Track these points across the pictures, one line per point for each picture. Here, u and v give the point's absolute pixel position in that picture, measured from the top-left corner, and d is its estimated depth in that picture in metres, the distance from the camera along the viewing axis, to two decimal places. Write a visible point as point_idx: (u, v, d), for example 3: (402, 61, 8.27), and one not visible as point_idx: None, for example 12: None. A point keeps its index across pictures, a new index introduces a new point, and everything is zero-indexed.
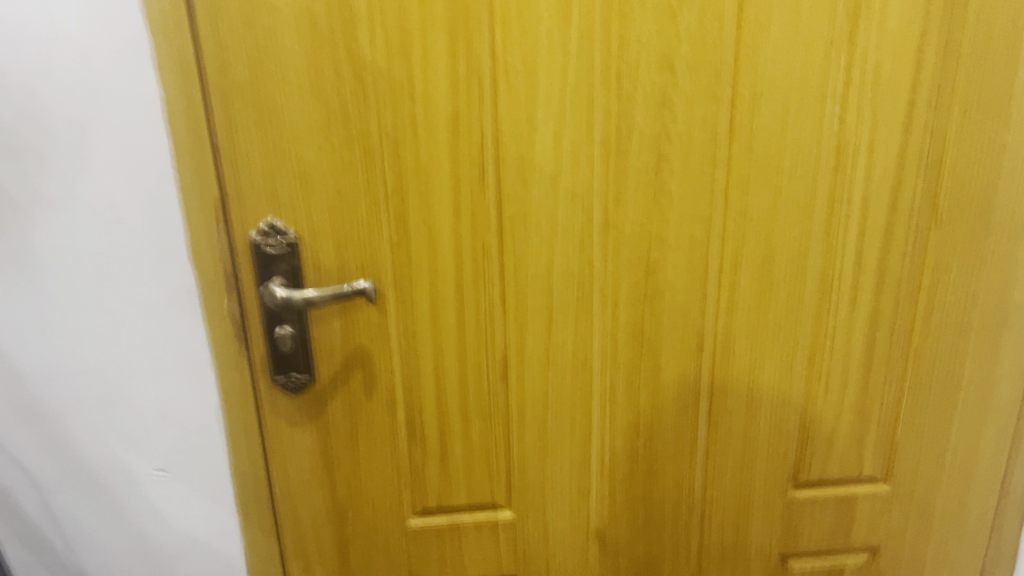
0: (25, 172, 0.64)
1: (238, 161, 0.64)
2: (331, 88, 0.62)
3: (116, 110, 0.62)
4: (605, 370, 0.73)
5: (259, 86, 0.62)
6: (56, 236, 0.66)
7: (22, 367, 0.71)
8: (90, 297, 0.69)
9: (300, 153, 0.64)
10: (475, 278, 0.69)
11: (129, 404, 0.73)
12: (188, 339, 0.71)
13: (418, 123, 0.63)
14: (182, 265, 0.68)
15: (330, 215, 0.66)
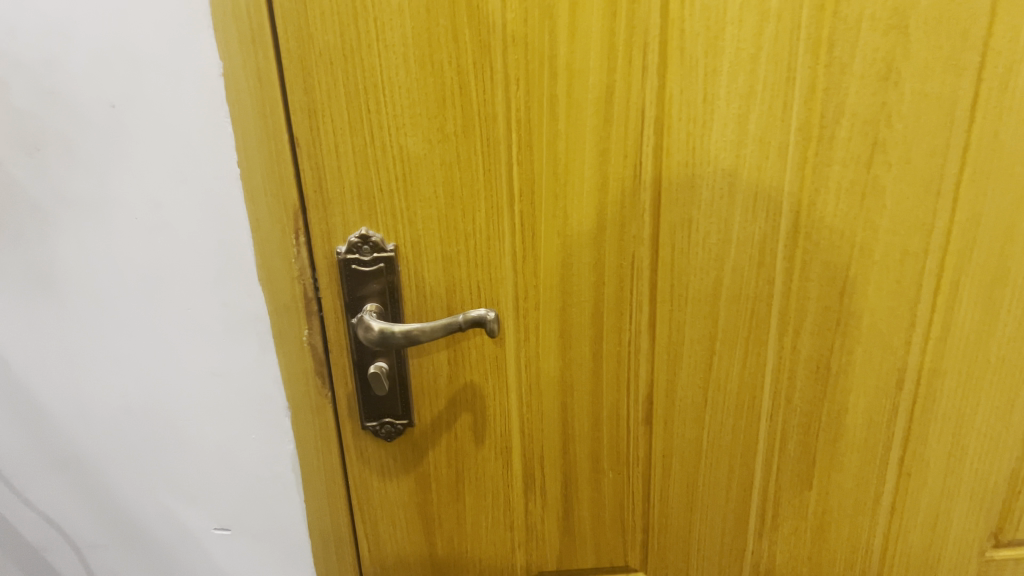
0: (47, 167, 0.51)
1: (323, 158, 0.49)
2: (446, 59, 0.46)
3: (157, 87, 0.48)
4: (776, 412, 0.58)
5: (352, 57, 0.46)
6: (87, 246, 0.53)
7: (49, 408, 0.60)
8: (131, 322, 0.56)
9: (404, 144, 0.49)
10: (620, 303, 0.54)
11: (181, 448, 0.61)
12: (256, 373, 0.58)
13: (559, 105, 0.48)
14: (249, 287, 0.54)
15: (439, 223, 0.51)
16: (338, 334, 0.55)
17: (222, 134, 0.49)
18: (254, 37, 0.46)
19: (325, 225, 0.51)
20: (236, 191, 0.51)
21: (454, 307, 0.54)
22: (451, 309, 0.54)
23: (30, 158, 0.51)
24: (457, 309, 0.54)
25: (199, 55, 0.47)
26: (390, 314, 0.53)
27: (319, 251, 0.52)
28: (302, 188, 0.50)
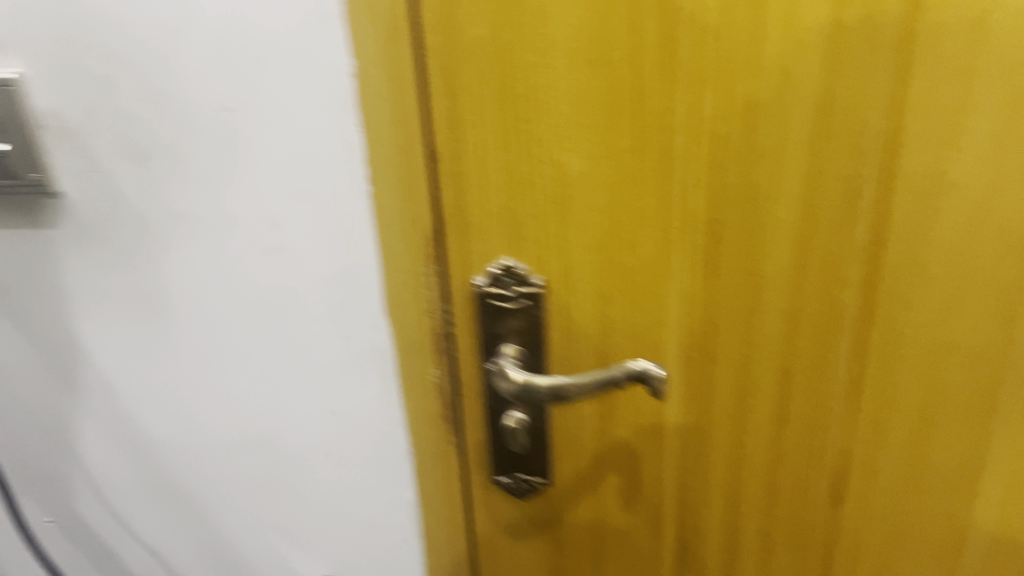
0: (155, 178, 0.46)
1: (467, 174, 0.41)
2: (621, 58, 0.37)
3: (282, 91, 0.41)
4: (1006, 503, 0.46)
5: (508, 53, 0.37)
6: (199, 271, 0.48)
7: (158, 440, 0.57)
8: (245, 355, 0.51)
9: (563, 157, 0.40)
10: (817, 356, 0.44)
11: (292, 491, 0.56)
12: (374, 415, 0.52)
13: (759, 116, 0.38)
14: (373, 318, 0.48)
15: (598, 252, 0.42)
16: (472, 377, 0.47)
17: (350, 145, 0.43)
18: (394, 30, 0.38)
19: (462, 252, 0.43)
20: (363, 211, 0.44)
21: (607, 352, 0.45)
22: (604, 354, 0.45)
23: (137, 167, 0.45)
24: (611, 356, 0.45)
25: (328, 52, 0.40)
26: (531, 359, 0.45)
27: (455, 282, 0.44)
28: (439, 209, 0.42)
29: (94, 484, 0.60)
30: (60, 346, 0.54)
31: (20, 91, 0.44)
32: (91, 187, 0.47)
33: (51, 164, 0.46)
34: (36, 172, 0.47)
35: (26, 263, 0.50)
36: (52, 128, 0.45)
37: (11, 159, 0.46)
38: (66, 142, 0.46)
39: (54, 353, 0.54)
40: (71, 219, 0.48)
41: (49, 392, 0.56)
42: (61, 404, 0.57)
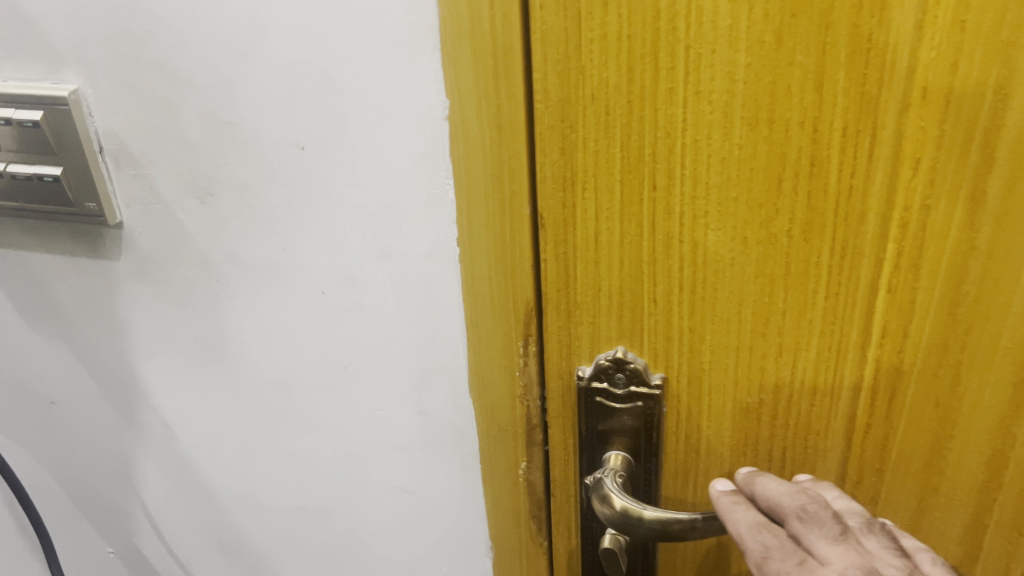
0: (219, 217, 0.39)
1: (575, 247, 0.32)
2: (794, 119, 0.28)
3: (361, 129, 0.34)
4: None
5: (641, 102, 0.29)
6: (265, 322, 0.42)
7: (219, 491, 0.51)
8: (313, 421, 0.45)
9: (702, 237, 0.31)
10: (1013, 539, 0.32)
11: (359, 564, 0.50)
12: (455, 503, 0.43)
13: (985, 210, 0.27)
14: (457, 399, 0.40)
15: (738, 356, 0.33)
16: (567, 478, 0.39)
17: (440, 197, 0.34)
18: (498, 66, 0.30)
19: (566, 339, 0.35)
20: (450, 277, 0.36)
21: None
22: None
23: (200, 204, 0.40)
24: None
25: (418, 87, 0.32)
26: (643, 469, 0.37)
27: (551, 369, 0.36)
28: (539, 286, 0.34)
29: (155, 526, 0.55)
30: (121, 382, 0.49)
31: (73, 110, 0.39)
32: (150, 221, 0.41)
33: (109, 192, 0.41)
34: (92, 202, 0.41)
35: (88, 294, 0.46)
36: (110, 153, 0.40)
37: (66, 185, 0.41)
38: (125, 169, 0.40)
39: (116, 389, 0.49)
40: (131, 252, 0.43)
41: (110, 429, 0.52)
42: (122, 443, 0.52)
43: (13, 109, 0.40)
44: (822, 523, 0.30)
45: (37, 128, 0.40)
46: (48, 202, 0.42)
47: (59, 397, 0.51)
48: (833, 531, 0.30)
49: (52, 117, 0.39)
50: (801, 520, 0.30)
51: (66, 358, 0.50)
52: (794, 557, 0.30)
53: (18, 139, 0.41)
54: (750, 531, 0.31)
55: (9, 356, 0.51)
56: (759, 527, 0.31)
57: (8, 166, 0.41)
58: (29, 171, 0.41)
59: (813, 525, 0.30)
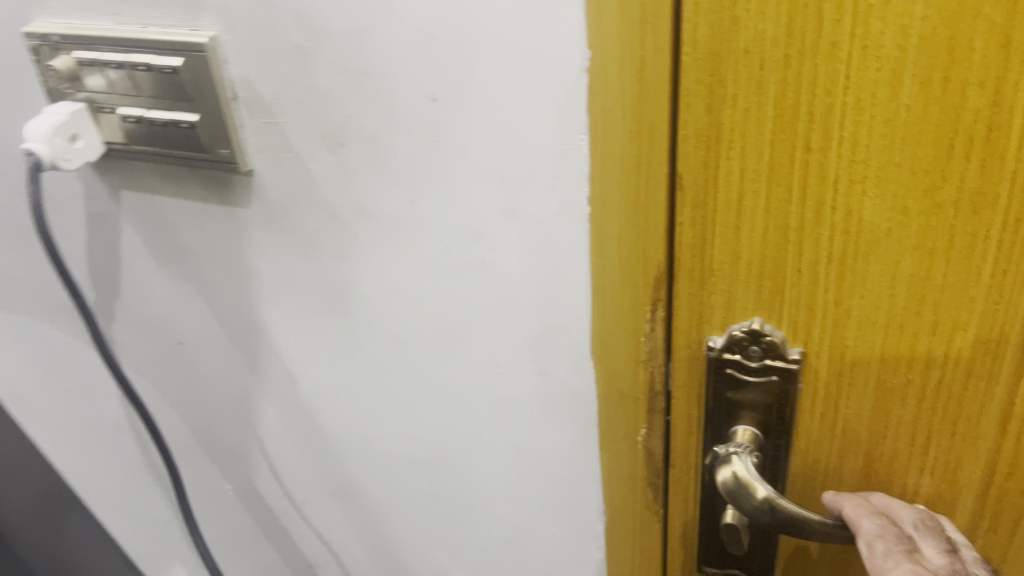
0: (347, 167, 0.39)
1: (715, 211, 0.31)
2: (973, 80, 0.25)
3: (497, 80, 0.33)
4: None
5: (800, 57, 0.27)
6: (389, 275, 0.42)
7: (334, 438, 0.52)
8: (430, 377, 0.45)
9: (858, 205, 0.29)
10: None
11: (469, 519, 0.50)
12: (572, 465, 0.43)
13: None
14: (577, 360, 0.39)
15: (887, 333, 0.30)
16: (688, 448, 0.38)
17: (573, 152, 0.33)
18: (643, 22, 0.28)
19: (698, 307, 0.34)
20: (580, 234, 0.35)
21: (876, 460, 0.34)
22: (870, 462, 0.34)
23: (330, 153, 0.40)
24: (880, 467, 0.34)
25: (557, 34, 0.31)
26: (771, 444, 0.35)
27: (678, 339, 0.35)
28: (672, 250, 0.33)
29: (273, 468, 0.57)
30: (244, 327, 0.50)
31: (211, 58, 0.39)
32: (280, 170, 0.42)
33: (241, 140, 0.41)
34: (227, 149, 0.42)
35: (217, 239, 0.47)
36: (243, 101, 0.40)
37: (202, 131, 0.42)
38: (257, 117, 0.41)
39: (239, 334, 0.51)
40: (260, 201, 0.44)
41: (233, 373, 0.53)
42: (244, 386, 0.54)
43: (154, 56, 0.40)
44: (935, 536, 0.32)
45: (176, 75, 0.40)
46: (185, 147, 0.43)
47: (186, 337, 0.53)
48: (943, 545, 0.32)
49: (192, 65, 0.40)
50: (916, 526, 0.32)
51: (193, 302, 0.51)
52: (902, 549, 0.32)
53: (157, 86, 0.42)
54: (869, 514, 0.32)
55: (140, 297, 0.53)
56: (878, 515, 0.33)
57: (148, 112, 0.43)
58: (167, 118, 0.42)
59: (926, 535, 0.32)
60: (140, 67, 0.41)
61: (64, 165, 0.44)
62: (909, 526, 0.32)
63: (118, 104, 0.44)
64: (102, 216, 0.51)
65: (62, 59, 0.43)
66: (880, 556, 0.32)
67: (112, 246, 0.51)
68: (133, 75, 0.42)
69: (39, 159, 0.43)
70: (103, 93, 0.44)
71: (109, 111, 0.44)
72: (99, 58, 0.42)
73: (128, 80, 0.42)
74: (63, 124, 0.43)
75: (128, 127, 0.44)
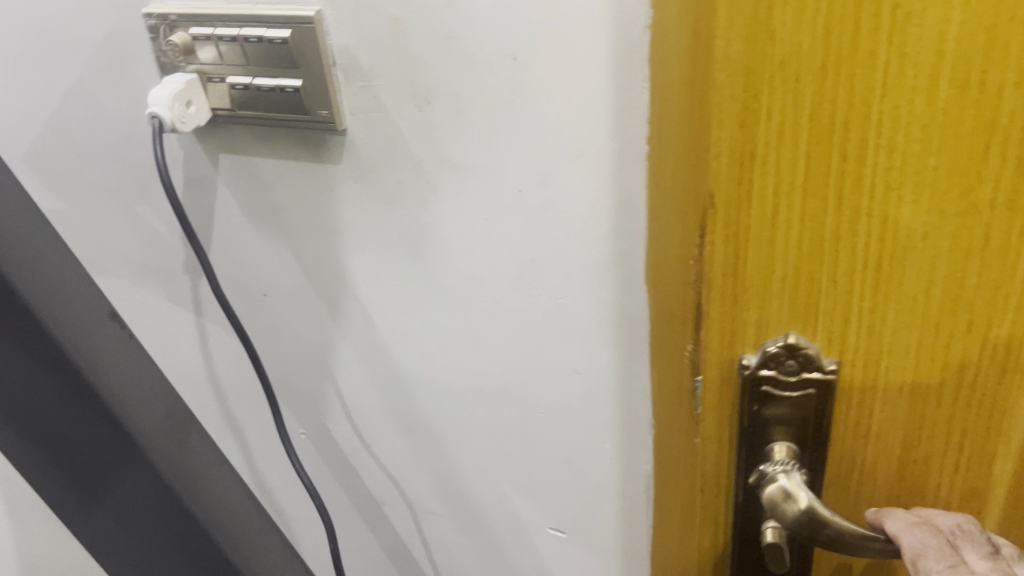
0: (434, 123, 0.48)
1: (749, 227, 0.31)
2: (1007, 80, 0.26)
3: (571, 41, 0.42)
4: None
5: (837, 70, 0.27)
6: (466, 218, 0.50)
7: (405, 369, 0.61)
8: (501, 310, 0.54)
9: (897, 212, 0.29)
10: None
11: (529, 441, 0.60)
12: (623, 379, 0.53)
13: None
14: (632, 285, 0.49)
15: (919, 334, 0.31)
16: (720, 469, 0.38)
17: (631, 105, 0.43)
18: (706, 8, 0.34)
19: (731, 325, 0.34)
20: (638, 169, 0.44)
21: (908, 463, 0.35)
22: (903, 465, 0.35)
23: (418, 111, 0.48)
24: (913, 468, 0.35)
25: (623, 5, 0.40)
26: (808, 458, 0.36)
27: (709, 359, 0.35)
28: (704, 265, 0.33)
29: (345, 409, 0.66)
30: (329, 274, 0.58)
31: (317, 29, 0.47)
32: (371, 128, 0.49)
33: (338, 104, 0.49)
34: (326, 110, 0.49)
35: (309, 195, 0.55)
36: (343, 67, 0.48)
37: (304, 95, 0.49)
38: (353, 82, 0.48)
39: (323, 282, 0.59)
40: (351, 156, 0.51)
41: (316, 320, 0.62)
42: (324, 331, 0.62)
43: (265, 29, 0.47)
44: (976, 541, 0.35)
45: (284, 45, 0.47)
46: (286, 110, 0.50)
47: (272, 289, 0.61)
48: (984, 549, 0.35)
49: (298, 35, 0.47)
50: (956, 534, 0.35)
51: (280, 254, 0.59)
52: (946, 560, 0.34)
53: (265, 55, 0.48)
54: (909, 528, 0.35)
55: (233, 252, 0.60)
56: (919, 527, 0.35)
57: (254, 80, 0.49)
58: (272, 85, 0.49)
59: (966, 542, 0.35)
60: (251, 39, 0.48)
61: (179, 128, 0.50)
62: (950, 534, 0.35)
63: (227, 73, 0.50)
64: (198, 177, 0.57)
65: (177, 35, 0.49)
66: (924, 564, 0.35)
67: (205, 206, 0.59)
68: (243, 46, 0.48)
69: (159, 121, 0.49)
70: (213, 64, 0.50)
71: (219, 80, 0.51)
72: (213, 33, 0.49)
73: (237, 51, 0.49)
74: (180, 92, 0.50)
75: (235, 95, 0.50)
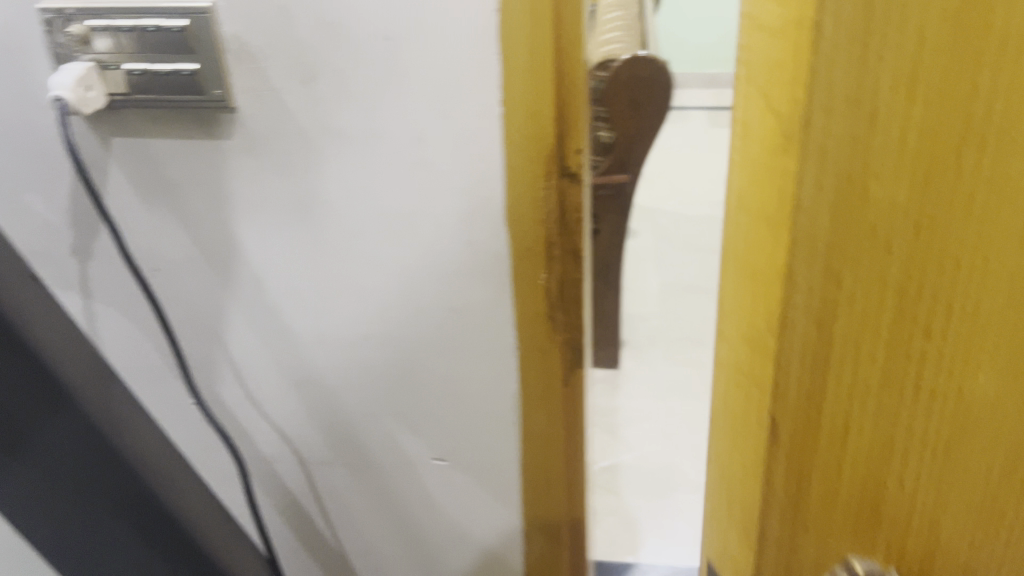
0: (318, 96, 0.57)
1: (822, 390, 0.33)
2: None
3: (437, 30, 0.53)
4: None
5: (914, 231, 0.29)
6: (352, 177, 0.60)
7: (294, 328, 0.68)
8: (385, 260, 0.63)
9: (968, 377, 0.30)
10: None
11: (413, 377, 0.70)
12: (489, 314, 0.65)
13: None
14: (496, 229, 0.60)
15: (984, 498, 0.31)
16: None
17: (485, 79, 0.54)
18: (535, 3, 0.52)
19: (794, 470, 0.36)
20: (494, 131, 0.56)
21: None
22: None
23: (304, 87, 0.56)
24: None
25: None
26: None
27: (777, 518, 0.37)
28: (776, 396, 0.35)
29: (235, 373, 0.71)
30: (221, 245, 0.64)
31: (212, 17, 0.54)
32: (261, 103, 0.57)
33: (230, 83, 0.56)
34: (219, 89, 0.56)
35: (199, 169, 0.61)
36: (234, 51, 0.55)
37: (200, 76, 0.56)
38: (243, 63, 0.56)
39: (214, 252, 0.65)
40: (242, 132, 0.59)
41: (205, 289, 0.67)
42: (215, 298, 0.67)
43: (164, 19, 0.54)
44: None
45: (182, 33, 0.54)
46: (181, 92, 0.56)
47: (164, 263, 0.66)
48: None
49: (195, 23, 0.54)
50: None
51: (171, 230, 0.64)
52: None
53: (161, 43, 0.55)
54: None
55: (127, 231, 0.64)
56: None
57: (152, 66, 0.55)
58: (169, 69, 0.56)
59: None
60: (149, 29, 0.54)
61: (80, 110, 0.55)
62: None
63: (123, 62, 0.56)
64: (92, 162, 0.61)
65: (75, 27, 0.55)
66: None
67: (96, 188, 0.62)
68: (142, 36, 0.55)
69: (65, 103, 0.54)
70: (109, 53, 0.56)
71: (114, 68, 0.56)
72: (111, 25, 0.55)
73: (135, 40, 0.55)
74: (82, 77, 0.54)
75: (133, 81, 0.56)
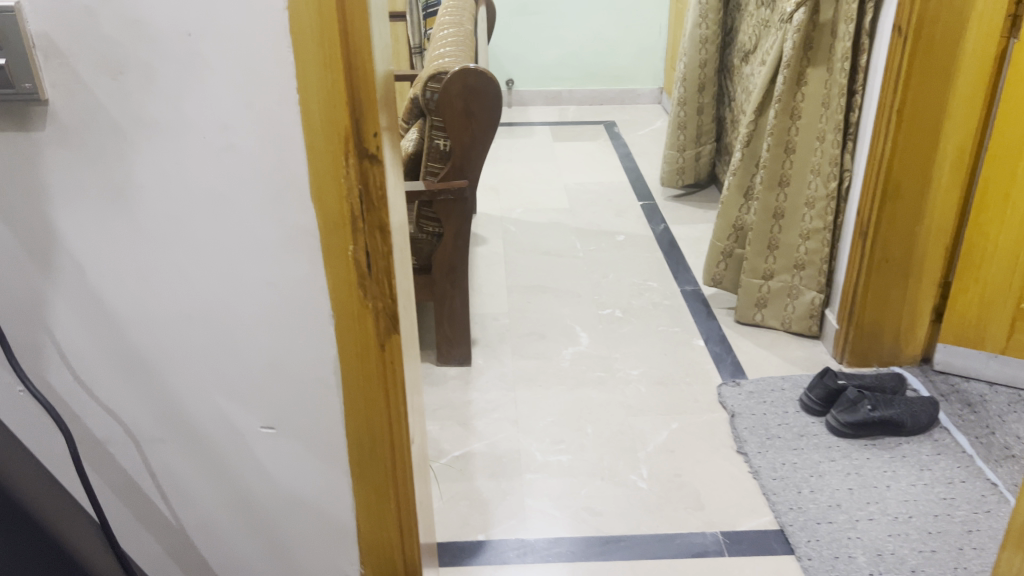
0: (124, 88, 0.65)
1: None
2: None
3: (229, 29, 0.62)
4: None
5: None
6: (163, 164, 0.68)
7: (117, 311, 0.76)
8: (199, 241, 0.72)
9: None
10: None
11: (235, 350, 0.78)
12: (301, 286, 0.74)
13: None
14: (301, 204, 0.69)
15: None
16: None
17: (277, 73, 0.64)
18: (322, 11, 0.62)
19: None
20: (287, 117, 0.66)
21: None
22: None
23: (113, 81, 0.65)
24: None
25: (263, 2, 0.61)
26: None
27: None
28: None
29: (63, 355, 0.78)
30: (42, 233, 0.71)
31: (17, 16, 0.62)
32: (71, 96, 0.65)
33: (40, 78, 0.64)
34: (29, 83, 0.64)
35: (15, 160, 0.68)
36: (41, 47, 0.63)
37: (9, 71, 0.63)
38: (52, 60, 0.64)
39: (35, 240, 0.72)
40: (54, 123, 0.66)
41: (28, 277, 0.73)
42: (37, 286, 0.74)
43: None
44: None
45: None
46: None
47: None
48: None
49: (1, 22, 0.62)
50: None
51: None
52: None
53: None
54: None
55: None
56: None
57: None
58: None
59: None
60: None
61: None
62: None
63: None
64: None
65: None
66: None
67: None
68: None
69: None
70: None
71: None
72: None
73: None
74: None
75: None
